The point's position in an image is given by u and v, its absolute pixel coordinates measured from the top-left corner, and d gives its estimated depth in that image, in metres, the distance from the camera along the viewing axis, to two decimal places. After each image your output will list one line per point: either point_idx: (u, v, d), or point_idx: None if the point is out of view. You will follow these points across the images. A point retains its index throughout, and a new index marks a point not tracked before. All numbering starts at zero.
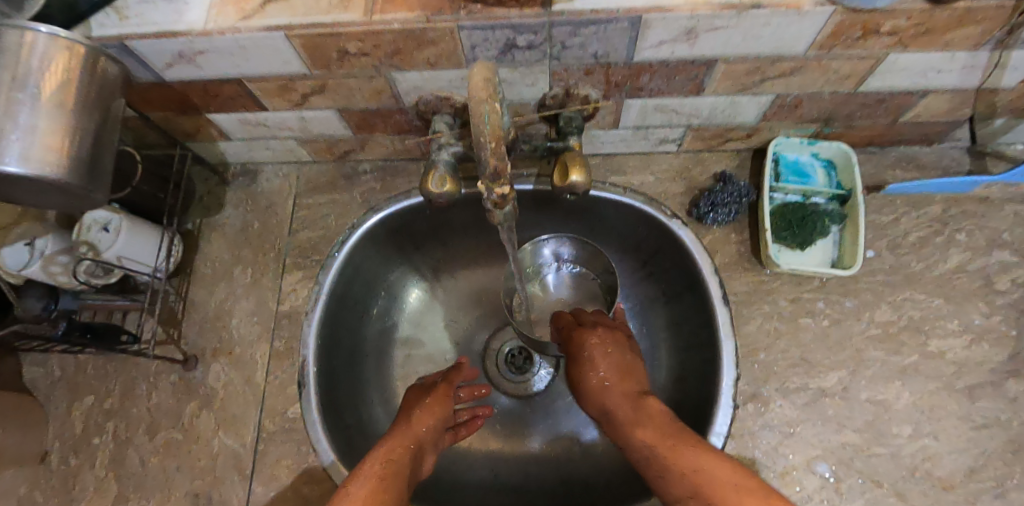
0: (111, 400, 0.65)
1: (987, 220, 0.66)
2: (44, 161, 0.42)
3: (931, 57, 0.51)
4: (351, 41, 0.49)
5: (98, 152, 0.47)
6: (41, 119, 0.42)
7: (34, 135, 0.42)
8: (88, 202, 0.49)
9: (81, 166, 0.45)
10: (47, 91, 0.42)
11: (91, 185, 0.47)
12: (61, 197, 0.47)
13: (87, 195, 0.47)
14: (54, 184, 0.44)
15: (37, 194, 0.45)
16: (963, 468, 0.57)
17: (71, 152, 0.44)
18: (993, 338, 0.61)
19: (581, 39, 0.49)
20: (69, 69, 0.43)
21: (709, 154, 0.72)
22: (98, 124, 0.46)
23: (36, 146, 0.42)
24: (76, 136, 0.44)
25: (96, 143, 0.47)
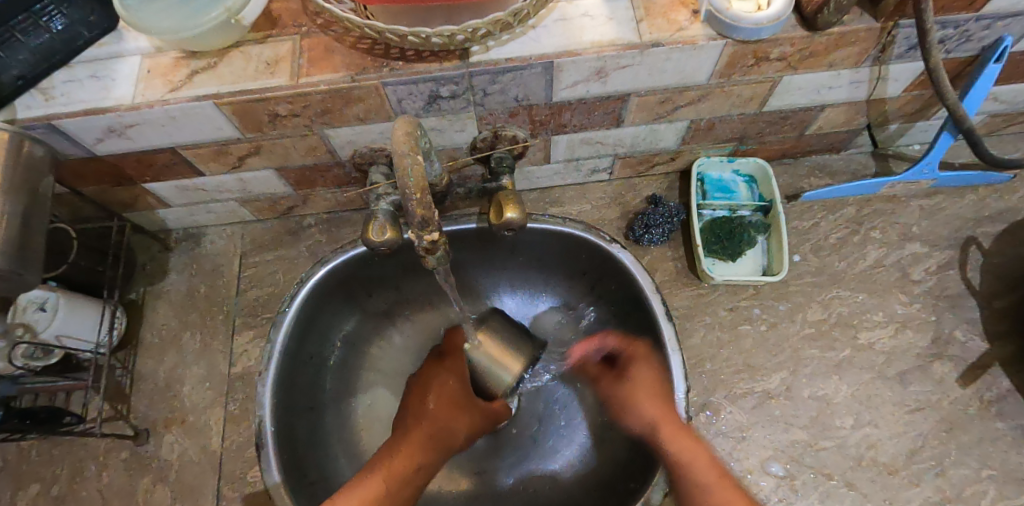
0: (58, 486, 0.62)
1: (897, 217, 0.71)
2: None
3: (821, 76, 0.57)
4: (280, 104, 0.51)
5: (28, 235, 0.46)
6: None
7: None
8: (20, 287, 0.47)
9: (9, 251, 0.44)
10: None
11: (21, 268, 0.45)
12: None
13: (17, 280, 0.45)
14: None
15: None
16: (904, 452, 0.60)
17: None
18: (915, 325, 0.66)
19: (500, 86, 0.52)
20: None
21: (641, 179, 0.76)
22: (25, 207, 0.46)
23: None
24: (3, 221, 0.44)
25: (25, 227, 0.46)
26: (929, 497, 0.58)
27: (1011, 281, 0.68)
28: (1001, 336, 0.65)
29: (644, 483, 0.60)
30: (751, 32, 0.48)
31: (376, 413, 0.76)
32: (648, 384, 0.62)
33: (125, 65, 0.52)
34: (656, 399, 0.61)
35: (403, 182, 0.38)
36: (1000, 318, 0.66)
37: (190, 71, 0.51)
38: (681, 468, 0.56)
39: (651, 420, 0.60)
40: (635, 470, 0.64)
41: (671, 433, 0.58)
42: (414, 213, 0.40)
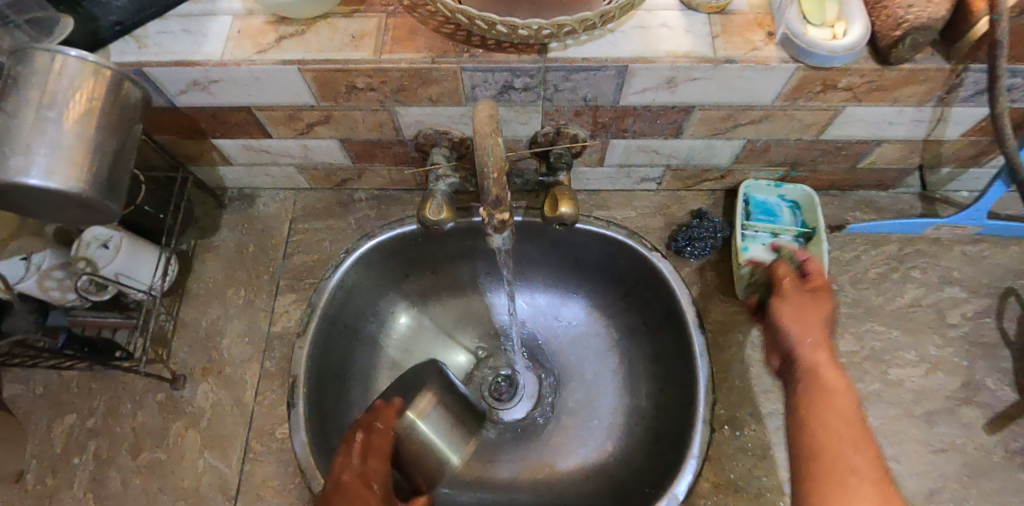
0: (94, 419, 0.64)
1: (938, 259, 0.72)
2: (67, 175, 0.39)
3: (883, 111, 0.57)
4: (360, 77, 0.53)
5: (122, 169, 0.44)
6: (66, 134, 0.40)
7: (59, 148, 0.39)
8: (111, 218, 0.45)
9: (104, 182, 0.42)
10: (73, 107, 0.40)
11: (115, 199, 0.43)
12: (82, 212, 0.43)
13: (108, 211, 0.44)
14: (76, 199, 0.41)
15: (58, 207, 0.43)
16: (925, 490, 0.60)
17: (94, 167, 0.41)
18: (947, 367, 0.66)
19: (573, 84, 0.53)
20: (96, 88, 0.41)
21: (686, 193, 0.77)
22: (123, 144, 0.44)
23: (60, 161, 0.39)
24: (101, 152, 0.42)
25: (120, 159, 0.44)
26: None
27: None
28: None
29: (659, 488, 0.61)
30: (824, 59, 0.49)
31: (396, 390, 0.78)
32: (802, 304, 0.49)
33: (216, 23, 0.54)
34: (811, 324, 0.47)
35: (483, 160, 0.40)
36: None
37: (278, 36, 0.53)
38: (820, 419, 0.39)
39: (805, 344, 0.45)
40: (652, 476, 0.65)
41: (834, 416, 0.39)
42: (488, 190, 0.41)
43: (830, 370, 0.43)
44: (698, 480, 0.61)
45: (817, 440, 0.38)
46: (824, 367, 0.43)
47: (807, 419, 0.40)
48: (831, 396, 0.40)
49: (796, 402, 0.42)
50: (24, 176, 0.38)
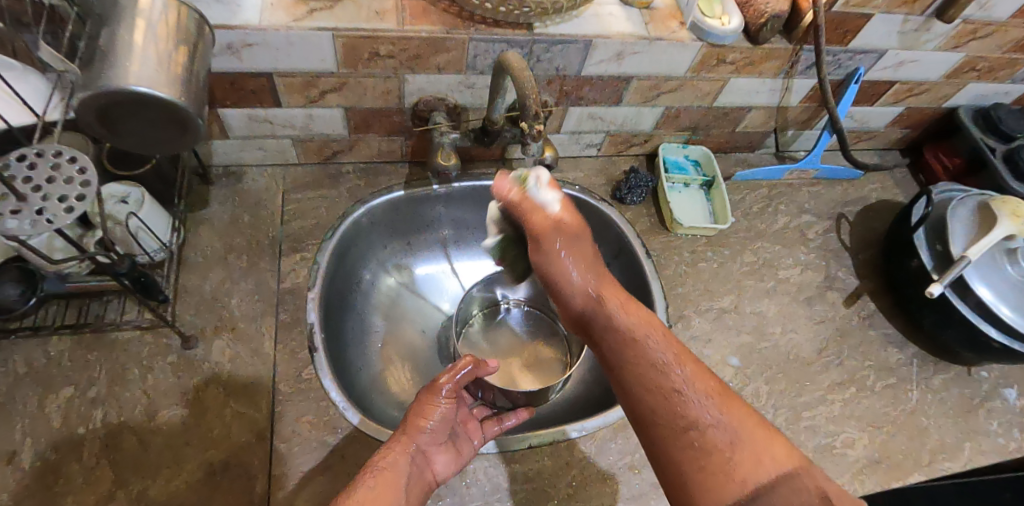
0: (96, 389, 0.62)
1: (795, 196, 1.00)
2: (167, 85, 0.45)
3: (753, 82, 0.83)
4: (384, 45, 0.64)
5: (205, 94, 0.49)
6: (163, 55, 0.46)
7: (163, 65, 0.45)
8: (192, 140, 0.50)
9: (194, 99, 0.47)
10: (166, 35, 0.47)
11: (201, 116, 0.48)
12: (170, 130, 0.48)
13: (193, 130, 0.48)
14: (170, 110, 0.46)
15: (149, 126, 0.47)
16: (815, 349, 0.83)
17: (186, 84, 0.46)
18: (814, 267, 0.92)
19: (550, 55, 0.70)
20: (177, 24, 0.48)
21: (620, 158, 0.97)
22: (204, 74, 0.50)
23: (160, 74, 0.45)
24: (189, 73, 0.47)
25: (202, 87, 0.50)
26: (835, 379, 0.81)
27: (869, 241, 0.97)
28: (867, 275, 0.93)
29: None
30: (718, 38, 0.73)
31: (381, 347, 0.85)
32: (566, 236, 0.59)
33: None
34: (587, 266, 0.60)
35: (527, 84, 0.53)
36: (866, 264, 0.94)
37: (310, 9, 0.62)
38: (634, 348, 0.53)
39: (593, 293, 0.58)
40: None
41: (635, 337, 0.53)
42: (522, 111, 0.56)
43: (611, 299, 0.58)
44: None
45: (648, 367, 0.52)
46: (606, 296, 0.57)
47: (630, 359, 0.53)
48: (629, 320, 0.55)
49: (609, 355, 0.55)
50: (132, 84, 0.43)
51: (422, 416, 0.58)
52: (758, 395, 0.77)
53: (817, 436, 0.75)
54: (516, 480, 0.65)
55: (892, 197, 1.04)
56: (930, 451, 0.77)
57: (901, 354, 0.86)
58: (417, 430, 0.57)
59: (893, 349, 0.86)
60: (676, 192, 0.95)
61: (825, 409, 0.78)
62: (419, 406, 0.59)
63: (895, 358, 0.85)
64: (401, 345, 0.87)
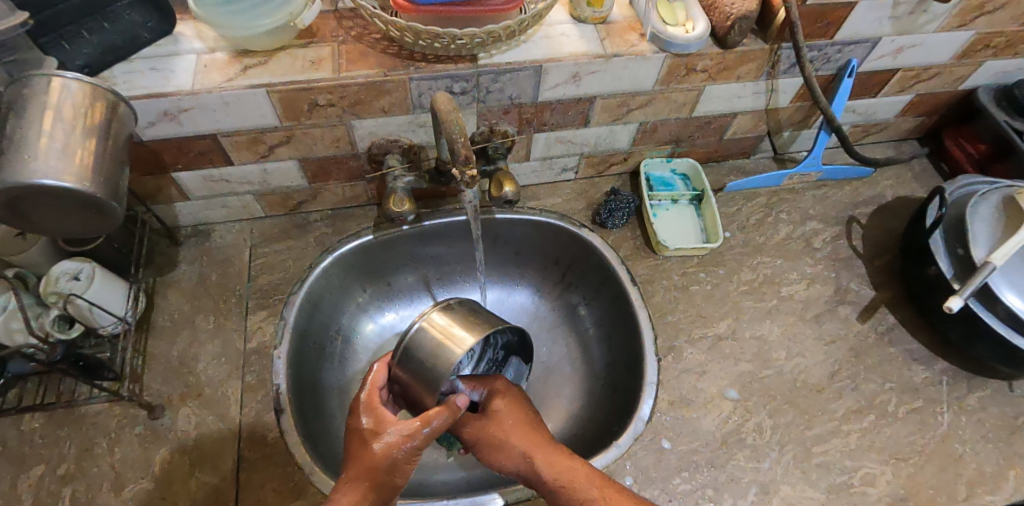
0: (65, 465, 0.62)
1: (797, 202, 0.91)
2: (74, 174, 0.47)
3: (732, 87, 0.76)
4: (322, 94, 0.62)
5: (119, 174, 0.52)
6: (70, 141, 0.48)
7: (70, 154, 0.47)
8: (109, 220, 0.52)
9: (106, 183, 0.49)
10: (74, 120, 0.48)
11: (115, 199, 0.50)
12: (85, 213, 0.51)
13: (110, 211, 0.51)
14: (81, 197, 0.48)
15: (65, 211, 0.50)
16: (827, 374, 0.75)
17: (96, 169, 0.49)
18: (822, 279, 0.84)
19: (500, 85, 0.66)
20: (88, 105, 0.50)
21: (600, 179, 0.92)
22: (117, 153, 0.52)
23: (67, 163, 0.47)
24: (100, 156, 0.49)
25: (118, 168, 0.52)
26: (850, 406, 0.73)
27: (885, 245, 0.88)
28: (885, 285, 0.84)
29: (628, 416, 0.71)
30: (682, 47, 0.66)
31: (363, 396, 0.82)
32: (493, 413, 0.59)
33: (182, 61, 0.61)
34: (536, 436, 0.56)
35: (452, 129, 0.53)
36: (882, 272, 0.85)
37: (244, 66, 0.61)
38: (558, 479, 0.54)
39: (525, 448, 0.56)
40: (617, 413, 0.75)
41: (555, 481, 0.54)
42: (458, 151, 0.53)
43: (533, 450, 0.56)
44: (656, 402, 0.71)
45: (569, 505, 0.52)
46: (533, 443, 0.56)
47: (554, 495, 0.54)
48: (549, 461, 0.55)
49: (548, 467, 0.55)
50: (37, 177, 0.45)
51: (386, 465, 0.51)
52: (761, 431, 0.70)
53: (831, 474, 0.68)
54: None
55: (911, 193, 0.94)
56: (967, 485, 0.68)
57: (928, 372, 0.76)
58: (381, 482, 0.50)
59: (918, 367, 0.77)
60: (663, 210, 0.88)
61: (840, 441, 0.70)
62: (384, 460, 0.51)
63: (922, 377, 0.76)
64: None
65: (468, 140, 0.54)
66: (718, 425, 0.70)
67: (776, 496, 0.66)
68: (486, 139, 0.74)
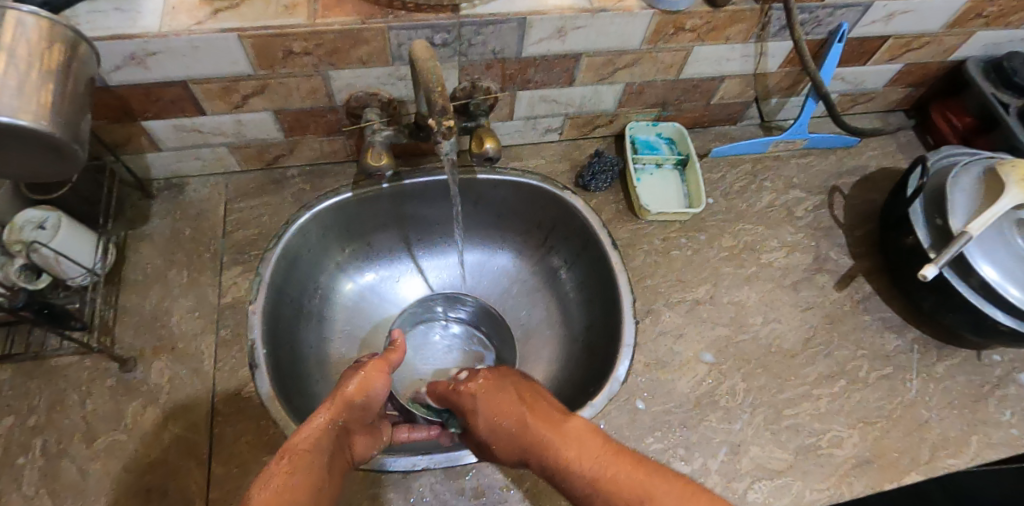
0: (36, 416, 0.61)
1: (782, 171, 0.91)
2: (32, 113, 0.44)
3: (721, 48, 0.75)
4: (296, 41, 0.59)
5: (79, 116, 0.50)
6: (26, 77, 0.45)
7: (27, 91, 0.45)
8: (71, 164, 0.51)
9: (66, 125, 0.47)
10: (30, 57, 0.46)
11: (76, 141, 0.49)
12: (44, 157, 0.49)
13: (70, 154, 0.49)
14: (42, 138, 0.46)
15: (22, 153, 0.48)
16: (801, 339, 0.77)
17: (56, 109, 0.46)
18: (802, 248, 0.84)
19: (483, 37, 0.64)
20: (45, 42, 0.47)
21: (585, 141, 0.91)
22: (78, 95, 0.50)
23: (23, 101, 0.44)
24: (60, 96, 0.47)
25: (79, 109, 0.50)
26: (822, 371, 0.74)
27: (866, 215, 0.88)
28: (863, 254, 0.85)
29: (605, 376, 0.72)
30: (672, 4, 0.64)
31: (340, 355, 0.82)
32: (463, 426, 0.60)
33: (148, 1, 0.58)
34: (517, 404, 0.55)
35: (429, 78, 0.51)
36: (861, 242, 0.86)
37: (214, 9, 0.58)
38: (560, 448, 0.49)
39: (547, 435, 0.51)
40: (594, 374, 0.76)
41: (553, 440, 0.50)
42: (436, 101, 0.52)
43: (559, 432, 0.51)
44: (632, 363, 0.72)
45: (568, 477, 0.48)
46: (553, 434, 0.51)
47: (555, 477, 0.49)
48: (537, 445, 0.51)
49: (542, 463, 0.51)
50: None
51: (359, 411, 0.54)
52: (734, 393, 0.71)
53: (801, 436, 0.69)
54: (464, 496, 0.61)
55: (894, 164, 0.94)
56: (930, 448, 0.70)
57: (900, 340, 0.78)
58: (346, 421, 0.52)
59: (890, 335, 0.78)
60: (647, 175, 0.88)
61: (810, 405, 0.72)
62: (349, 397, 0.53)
63: (893, 345, 0.77)
64: (366, 351, 0.84)
65: (446, 91, 0.53)
66: (693, 387, 0.71)
67: (746, 456, 0.67)
68: (467, 94, 0.73)
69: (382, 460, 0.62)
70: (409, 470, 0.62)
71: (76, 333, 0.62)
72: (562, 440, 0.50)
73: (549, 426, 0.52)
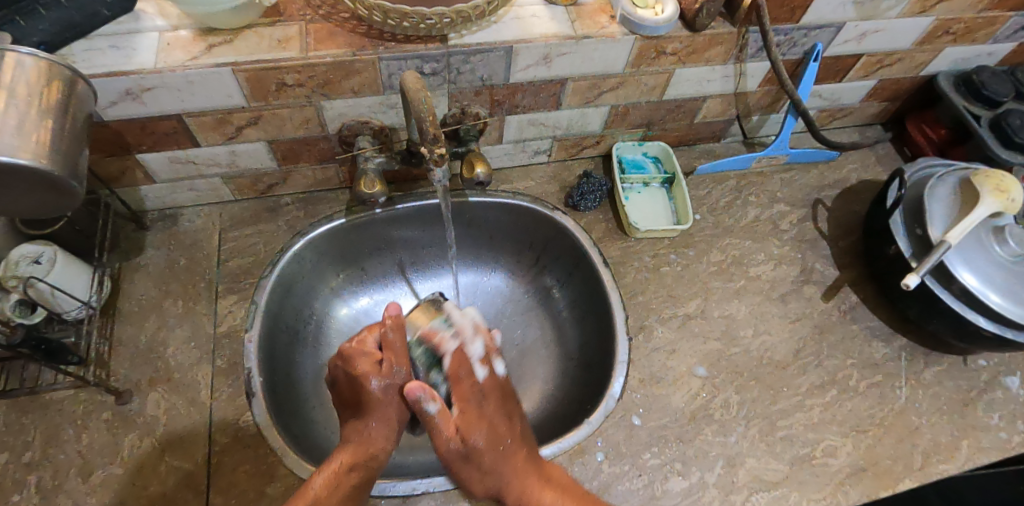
0: (30, 452, 0.60)
1: (766, 185, 0.93)
2: (31, 151, 0.45)
3: (701, 70, 0.77)
4: (290, 74, 0.61)
5: (78, 153, 0.51)
6: (25, 118, 0.46)
7: (26, 132, 0.46)
8: (70, 199, 0.52)
9: (65, 161, 0.48)
10: (29, 97, 0.47)
11: (74, 178, 0.50)
12: (42, 194, 0.50)
13: (68, 190, 0.50)
14: (41, 175, 0.47)
15: (20, 191, 0.48)
16: (792, 350, 0.78)
17: (55, 147, 0.48)
18: (788, 260, 0.86)
19: (471, 66, 0.66)
20: (45, 83, 0.49)
21: (573, 162, 0.93)
22: (77, 132, 0.51)
23: (22, 141, 0.45)
24: (58, 135, 0.48)
25: (77, 147, 0.51)
26: (813, 382, 0.76)
27: (849, 227, 0.90)
28: (848, 265, 0.87)
29: (600, 394, 0.72)
30: (652, 30, 0.67)
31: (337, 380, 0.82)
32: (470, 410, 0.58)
33: (144, 39, 0.60)
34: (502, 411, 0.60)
35: (420, 108, 0.53)
36: (845, 253, 0.88)
37: (208, 45, 0.59)
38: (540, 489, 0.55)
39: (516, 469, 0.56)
40: (590, 391, 0.76)
41: (537, 482, 0.56)
42: (427, 130, 0.53)
43: (545, 479, 0.57)
44: (627, 380, 0.73)
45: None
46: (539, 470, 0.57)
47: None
48: (521, 480, 0.56)
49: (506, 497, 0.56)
50: None
51: (375, 434, 0.57)
52: (728, 407, 0.72)
53: (795, 446, 0.70)
54: None
55: (874, 176, 0.96)
56: (922, 454, 0.71)
57: (888, 349, 0.79)
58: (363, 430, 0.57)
59: (878, 343, 0.80)
60: (635, 193, 0.90)
61: (803, 415, 0.73)
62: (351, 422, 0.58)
63: (882, 353, 0.79)
64: None
65: (436, 119, 0.54)
66: (687, 401, 0.72)
67: (742, 468, 0.68)
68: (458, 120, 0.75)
69: (382, 485, 0.62)
70: (408, 494, 0.62)
71: (72, 368, 0.62)
72: (537, 478, 0.56)
73: (539, 469, 0.57)
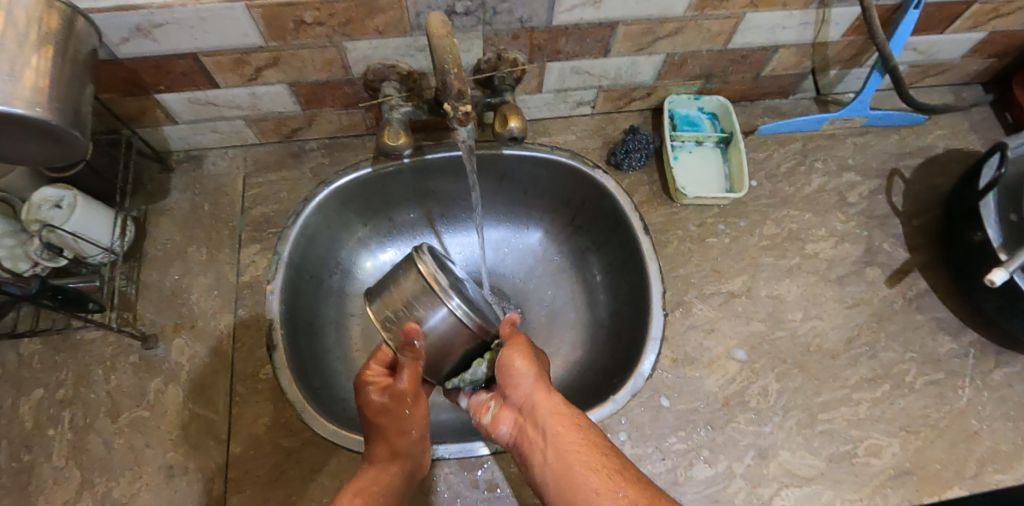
0: (63, 390, 0.62)
1: (836, 150, 0.83)
2: (25, 98, 0.42)
3: (776, 15, 0.66)
4: (308, 11, 0.55)
5: (78, 98, 0.47)
6: (18, 61, 0.42)
7: (19, 77, 0.42)
8: (73, 149, 0.49)
9: (63, 109, 0.45)
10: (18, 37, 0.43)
11: (75, 127, 0.47)
12: (43, 143, 0.47)
13: (71, 139, 0.47)
14: (38, 124, 0.44)
15: (20, 139, 0.45)
16: (844, 338, 0.71)
17: (52, 94, 0.44)
18: (852, 238, 0.77)
19: (509, 5, 0.58)
20: (37, 21, 0.44)
21: (619, 115, 0.84)
22: (75, 76, 0.47)
23: (16, 87, 0.42)
24: (55, 79, 0.44)
25: (76, 91, 0.47)
26: (864, 374, 0.69)
27: (928, 202, 0.80)
28: (921, 247, 0.77)
29: (628, 369, 0.68)
30: None
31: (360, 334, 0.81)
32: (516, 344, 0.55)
33: None
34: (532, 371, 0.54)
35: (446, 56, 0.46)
36: (919, 233, 0.78)
37: None
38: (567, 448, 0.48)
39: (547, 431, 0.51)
40: (618, 363, 0.72)
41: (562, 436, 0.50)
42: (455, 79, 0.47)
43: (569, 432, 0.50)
44: (659, 358, 0.68)
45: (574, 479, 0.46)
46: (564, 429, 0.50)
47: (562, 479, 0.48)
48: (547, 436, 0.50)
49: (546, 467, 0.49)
50: None
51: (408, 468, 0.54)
52: (766, 395, 0.67)
53: (835, 442, 0.65)
54: (478, 488, 0.61)
55: (965, 145, 0.84)
56: (977, 462, 0.65)
57: (954, 344, 0.72)
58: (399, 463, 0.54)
59: (944, 337, 0.72)
60: (685, 153, 0.82)
61: (848, 410, 0.67)
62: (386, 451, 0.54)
63: (946, 348, 0.71)
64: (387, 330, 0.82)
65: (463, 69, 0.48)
66: (722, 385, 0.68)
67: (774, 460, 0.64)
68: (494, 63, 0.67)
69: None
70: None
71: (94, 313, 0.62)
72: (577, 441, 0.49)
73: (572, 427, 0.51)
